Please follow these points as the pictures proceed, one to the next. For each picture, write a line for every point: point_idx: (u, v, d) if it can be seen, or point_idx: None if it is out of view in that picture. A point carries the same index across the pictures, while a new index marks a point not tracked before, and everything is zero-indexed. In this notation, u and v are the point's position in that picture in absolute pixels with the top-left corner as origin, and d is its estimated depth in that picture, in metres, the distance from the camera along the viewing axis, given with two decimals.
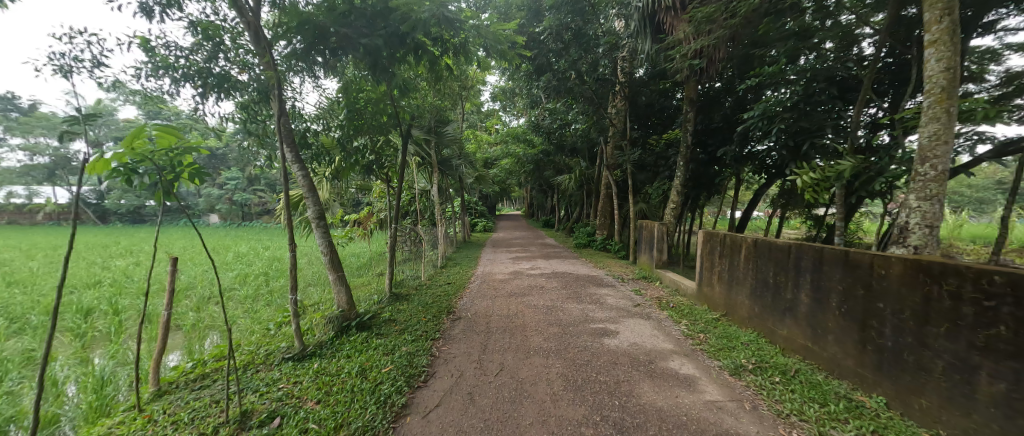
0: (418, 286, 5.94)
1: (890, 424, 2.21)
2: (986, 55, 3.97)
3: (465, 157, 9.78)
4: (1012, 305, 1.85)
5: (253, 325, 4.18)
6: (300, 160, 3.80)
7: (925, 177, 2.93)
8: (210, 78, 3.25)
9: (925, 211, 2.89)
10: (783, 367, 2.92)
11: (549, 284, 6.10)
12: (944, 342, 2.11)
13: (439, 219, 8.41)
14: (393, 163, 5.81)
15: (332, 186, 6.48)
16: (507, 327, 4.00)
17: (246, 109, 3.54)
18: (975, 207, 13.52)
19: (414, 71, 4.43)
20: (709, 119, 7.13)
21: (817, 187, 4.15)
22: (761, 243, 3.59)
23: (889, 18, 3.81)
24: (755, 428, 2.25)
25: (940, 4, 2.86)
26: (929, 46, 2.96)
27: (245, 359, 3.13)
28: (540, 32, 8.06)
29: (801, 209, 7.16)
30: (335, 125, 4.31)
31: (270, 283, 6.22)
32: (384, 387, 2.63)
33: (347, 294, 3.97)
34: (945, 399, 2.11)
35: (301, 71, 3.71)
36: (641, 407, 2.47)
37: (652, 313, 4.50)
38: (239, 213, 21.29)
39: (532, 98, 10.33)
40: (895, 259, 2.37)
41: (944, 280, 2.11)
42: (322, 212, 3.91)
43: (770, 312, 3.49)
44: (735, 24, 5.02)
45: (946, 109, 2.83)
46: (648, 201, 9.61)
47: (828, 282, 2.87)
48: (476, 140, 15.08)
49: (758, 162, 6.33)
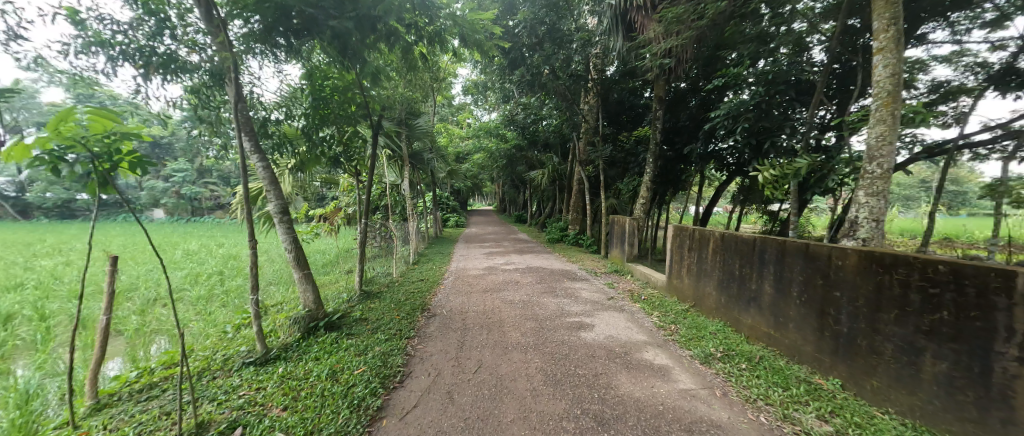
0: (390, 283, 5.76)
1: (845, 404, 2.37)
2: (916, 65, 4.35)
3: (436, 151, 9.60)
4: (954, 292, 2.01)
5: (207, 328, 3.86)
6: (261, 150, 3.54)
7: (871, 175, 3.17)
8: (153, 58, 2.91)
9: (873, 206, 3.13)
10: (748, 354, 3.07)
11: (524, 279, 6.10)
12: (894, 327, 2.28)
13: (411, 214, 8.18)
14: (363, 156, 5.56)
15: (296, 179, 6.10)
16: (484, 323, 3.96)
17: (196, 94, 3.20)
18: (903, 202, 14.92)
19: (385, 59, 4.23)
20: (676, 118, 7.39)
21: (776, 184, 4.39)
22: (728, 237, 3.76)
23: (839, 26, 4.08)
24: (726, 415, 2.33)
25: (888, 13, 3.08)
26: (877, 53, 3.18)
27: (198, 366, 2.86)
28: (513, 26, 7.92)
29: (759, 204, 7.58)
30: (299, 114, 3.97)
31: (226, 283, 5.80)
32: (357, 390, 2.49)
33: (313, 294, 3.76)
34: (894, 380, 2.28)
35: (260, 55, 3.41)
36: (620, 398, 2.50)
37: (625, 306, 4.61)
38: (188, 208, 19.02)
39: (505, 93, 10.24)
40: (850, 251, 2.53)
41: (895, 270, 2.27)
42: (285, 206, 3.67)
43: (735, 303, 3.67)
44: (702, 26, 5.13)
45: (892, 111, 3.05)
46: (618, 197, 9.87)
47: (790, 273, 3.03)
48: (446, 134, 14.82)
49: (721, 160, 6.65)
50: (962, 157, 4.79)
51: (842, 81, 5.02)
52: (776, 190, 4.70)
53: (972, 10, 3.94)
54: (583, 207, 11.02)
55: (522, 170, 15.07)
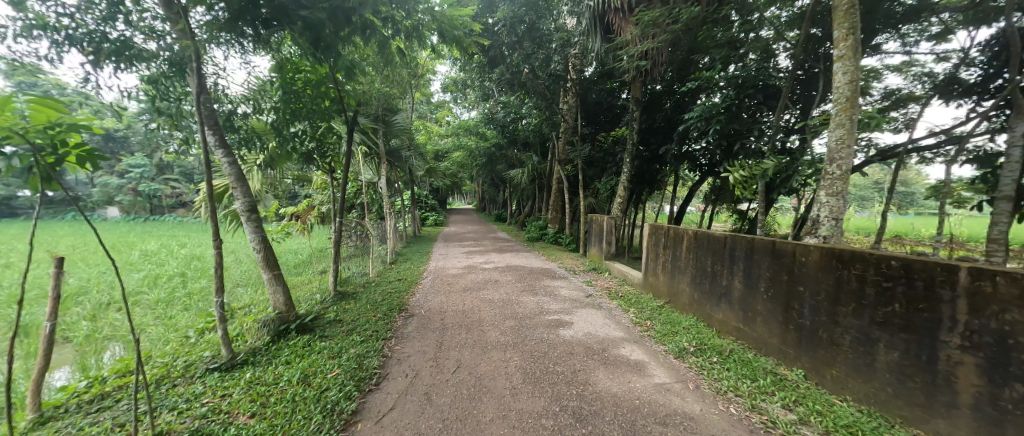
0: (366, 283, 5.62)
1: (808, 393, 2.50)
2: (871, 74, 4.63)
3: (414, 148, 9.46)
4: (905, 285, 2.14)
5: (168, 333, 3.64)
6: (226, 145, 3.36)
7: (832, 176, 3.35)
8: (104, 44, 2.69)
9: (833, 205, 3.31)
10: (719, 348, 3.19)
11: (504, 277, 6.10)
12: (851, 320, 2.42)
13: (389, 213, 8.02)
14: (338, 152, 5.41)
15: (266, 177, 5.86)
16: (463, 322, 3.92)
17: (155, 85, 2.99)
18: (858, 202, 15.92)
19: (361, 53, 4.12)
20: (652, 119, 7.57)
21: (745, 184, 4.55)
22: (701, 235, 3.88)
23: (803, 34, 4.28)
24: (699, 407, 2.41)
25: (847, 23, 3.25)
26: (837, 60, 3.35)
27: (156, 373, 2.68)
28: (492, 24, 7.85)
29: (729, 204, 7.87)
30: (268, 107, 3.78)
31: (188, 285, 5.49)
32: (331, 393, 2.41)
33: (284, 295, 3.61)
34: (852, 369, 2.41)
35: (225, 45, 3.22)
36: (598, 394, 2.54)
37: (603, 303, 4.69)
38: (147, 206, 17.86)
39: (484, 91, 10.21)
40: (813, 248, 2.67)
41: (852, 266, 2.41)
42: (253, 204, 3.51)
43: (707, 298, 3.79)
44: (677, 30, 5.28)
45: (850, 116, 3.24)
46: (596, 196, 10.02)
47: (758, 269, 3.17)
48: (425, 131, 14.62)
49: (694, 160, 6.86)
50: (910, 160, 5.15)
51: (805, 86, 5.28)
52: (745, 190, 4.89)
53: (921, 23, 4.22)
54: (562, 206, 11.12)
55: (501, 169, 15.07)
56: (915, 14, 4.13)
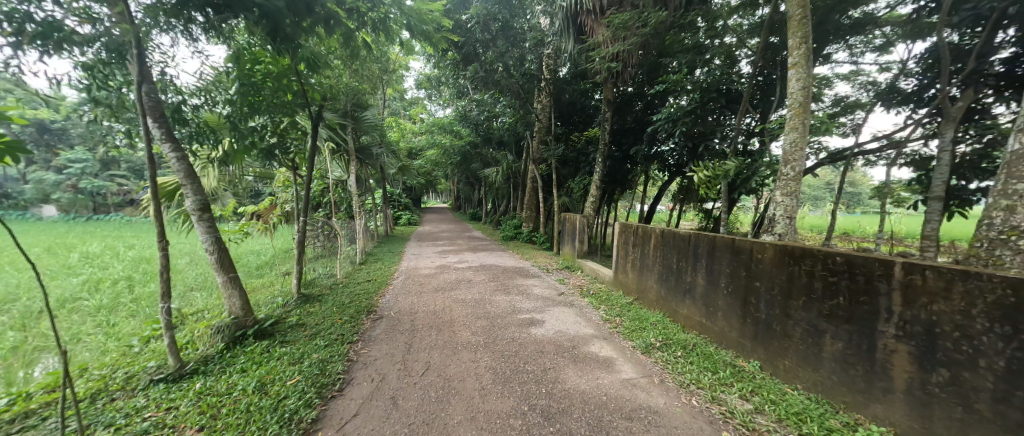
0: (334, 285, 5.43)
1: (763, 383, 2.63)
2: (823, 82, 4.94)
3: (386, 145, 9.23)
4: (848, 280, 2.29)
5: (108, 343, 3.35)
6: (173, 139, 3.15)
7: (786, 177, 3.54)
8: (29, 26, 2.40)
9: (786, 205, 3.51)
10: (684, 342, 3.30)
11: (477, 277, 6.06)
12: (802, 313, 2.57)
13: (359, 212, 7.79)
14: (302, 148, 5.20)
15: (224, 174, 5.54)
16: (434, 323, 3.86)
17: (91, 73, 2.73)
18: (810, 201, 17.03)
19: (326, 45, 3.98)
20: (623, 120, 7.73)
21: (709, 183, 4.73)
22: (667, 233, 4.00)
23: (762, 42, 4.51)
24: (663, 401, 2.48)
25: (799, 33, 3.44)
26: (792, 67, 3.54)
27: (91, 387, 2.46)
28: (466, 20, 7.68)
29: (695, 203, 8.18)
30: (224, 100, 3.54)
31: (135, 290, 5.09)
32: (289, 402, 2.30)
33: (241, 299, 3.43)
34: (802, 359, 2.56)
35: (173, 31, 2.99)
36: (566, 392, 2.56)
37: (574, 301, 4.76)
38: (90, 205, 16.40)
39: (458, 89, 10.12)
40: (768, 246, 2.81)
41: (803, 262, 2.56)
42: (207, 202, 3.31)
43: (673, 294, 3.92)
44: (645, 33, 5.42)
45: (802, 120, 3.44)
46: (570, 195, 10.16)
47: (719, 266, 3.30)
48: (398, 128, 14.32)
49: (663, 161, 7.09)
50: (857, 163, 5.53)
51: (764, 92, 5.56)
52: (709, 189, 5.09)
53: (866, 35, 4.53)
54: (536, 205, 11.19)
55: (476, 168, 14.99)
56: (860, 27, 4.43)
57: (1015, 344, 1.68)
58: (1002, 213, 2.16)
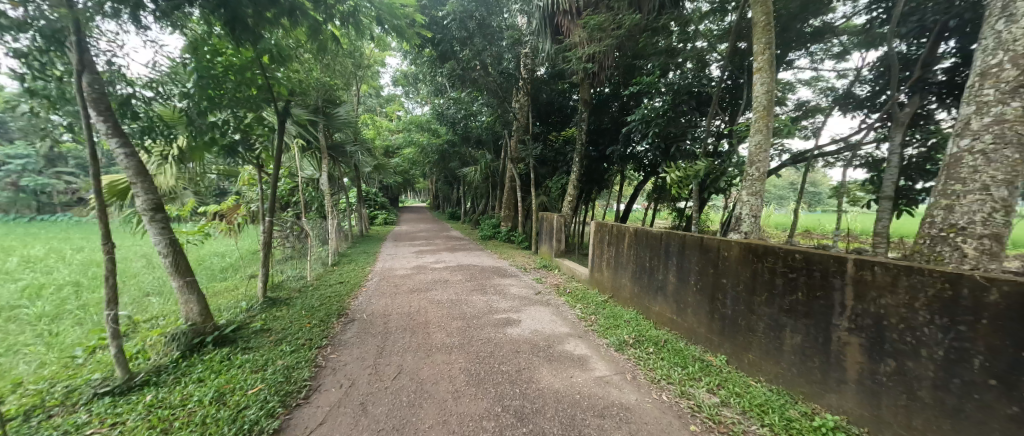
0: (303, 288, 5.23)
1: (729, 376, 2.72)
2: (786, 86, 5.16)
3: (360, 143, 8.99)
4: (806, 276, 2.40)
5: (49, 355, 3.09)
6: (120, 134, 2.94)
7: (752, 177, 3.67)
8: None
9: (752, 204, 3.64)
10: (656, 339, 3.38)
11: (454, 277, 6.00)
12: (764, 308, 2.67)
13: (331, 212, 7.55)
14: (269, 145, 4.97)
15: (183, 172, 5.22)
16: (408, 325, 3.78)
17: (25, 60, 2.50)
18: (776, 200, 17.84)
19: (292, 37, 3.81)
20: (599, 121, 7.82)
21: (681, 183, 4.86)
22: (641, 232, 4.08)
23: (730, 47, 4.66)
24: (634, 397, 2.52)
25: (764, 39, 3.57)
26: (757, 72, 3.67)
27: (25, 403, 2.26)
28: (442, 17, 7.53)
29: (669, 202, 8.39)
30: (181, 93, 3.29)
31: (83, 296, 4.73)
32: (249, 412, 2.19)
33: (199, 305, 3.25)
34: (765, 352, 2.67)
35: (118, 18, 2.78)
36: (540, 391, 2.57)
37: (551, 300, 4.78)
38: (33, 204, 15.15)
39: (436, 86, 9.98)
40: (733, 244, 2.91)
41: (766, 260, 2.66)
42: (160, 201, 3.11)
43: (646, 292, 4.01)
44: (620, 35, 5.50)
45: (766, 123, 3.58)
46: (548, 194, 10.21)
47: (689, 264, 3.39)
48: (374, 126, 14.00)
49: (637, 161, 7.23)
50: (817, 164, 5.82)
51: (732, 95, 5.76)
52: (681, 189, 5.23)
53: (825, 43, 4.77)
54: (514, 204, 11.19)
55: (454, 166, 14.84)
56: (820, 35, 4.66)
57: (952, 334, 1.79)
58: (942, 211, 2.31)
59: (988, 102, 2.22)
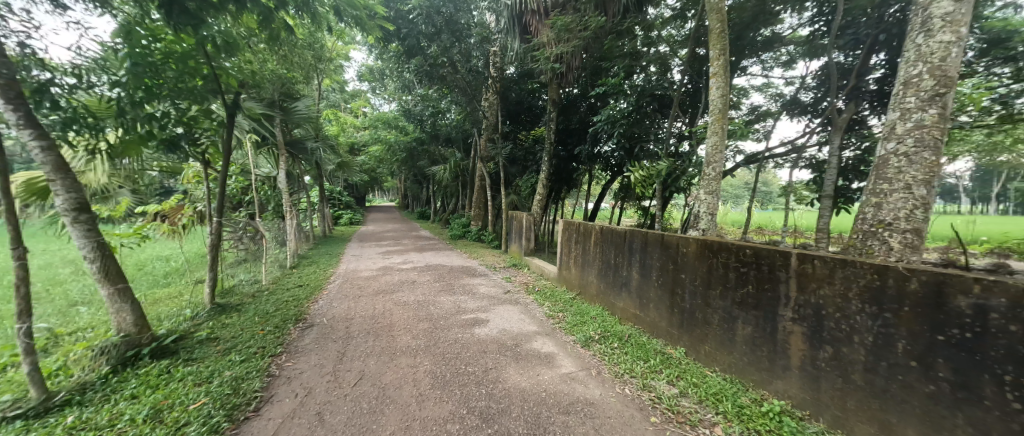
0: (258, 292, 4.93)
1: (688, 368, 2.84)
2: (740, 92, 5.46)
3: (322, 140, 8.60)
4: (756, 270, 2.54)
5: None
6: (35, 125, 2.61)
7: (709, 177, 3.84)
8: None
9: (709, 202, 3.82)
10: (620, 334, 3.46)
11: (421, 277, 5.87)
12: (719, 301, 2.80)
13: (290, 211, 7.17)
14: (216, 141, 4.63)
15: (117, 169, 4.76)
16: (372, 329, 3.65)
17: None
18: (732, 199, 18.91)
19: (242, 25, 3.56)
20: (567, 121, 7.92)
21: (644, 182, 5.02)
22: (606, 230, 4.17)
23: (690, 52, 4.86)
24: (598, 392, 2.57)
25: (718, 45, 3.74)
26: (714, 76, 3.83)
27: None
28: (408, 11, 7.29)
29: (634, 201, 8.65)
30: (113, 81, 2.97)
31: None
32: (191, 429, 2.02)
33: (134, 314, 2.98)
34: (720, 343, 2.80)
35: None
36: (506, 391, 2.55)
37: (520, 298, 4.79)
38: None
39: (402, 82, 9.74)
40: (691, 241, 3.03)
41: (720, 255, 2.79)
42: (85, 201, 2.81)
43: (611, 288, 4.10)
44: (586, 37, 5.60)
45: (722, 125, 3.75)
46: (518, 193, 10.24)
47: (651, 260, 3.50)
48: (337, 122, 13.46)
49: (604, 160, 7.40)
50: (768, 164, 6.22)
51: (692, 98, 6.01)
52: (645, 188, 5.40)
53: (774, 52, 5.07)
54: (484, 203, 11.13)
55: (423, 165, 14.57)
56: (770, 44, 4.95)
57: (879, 321, 1.95)
58: (872, 208, 2.52)
59: (910, 109, 2.44)
